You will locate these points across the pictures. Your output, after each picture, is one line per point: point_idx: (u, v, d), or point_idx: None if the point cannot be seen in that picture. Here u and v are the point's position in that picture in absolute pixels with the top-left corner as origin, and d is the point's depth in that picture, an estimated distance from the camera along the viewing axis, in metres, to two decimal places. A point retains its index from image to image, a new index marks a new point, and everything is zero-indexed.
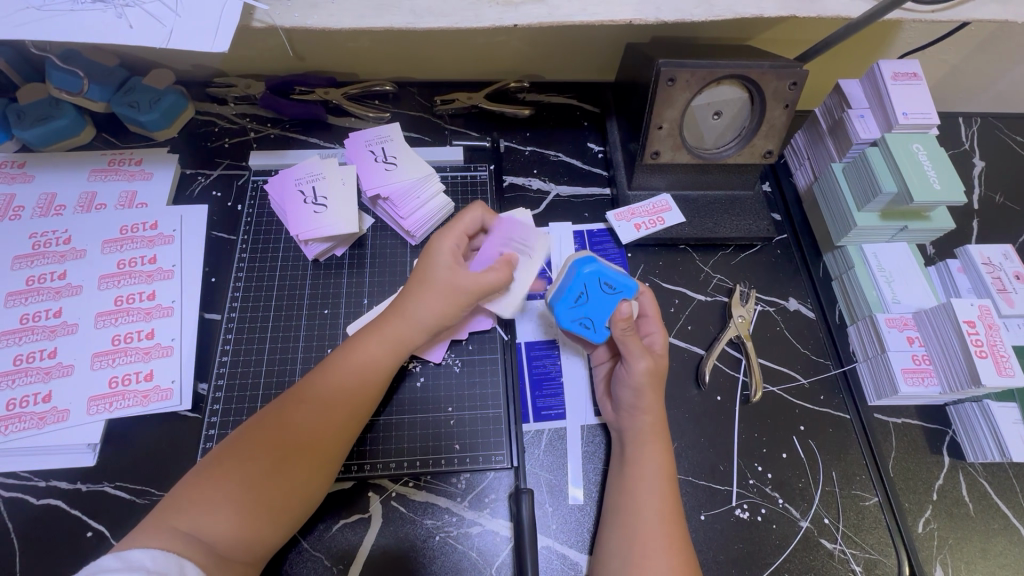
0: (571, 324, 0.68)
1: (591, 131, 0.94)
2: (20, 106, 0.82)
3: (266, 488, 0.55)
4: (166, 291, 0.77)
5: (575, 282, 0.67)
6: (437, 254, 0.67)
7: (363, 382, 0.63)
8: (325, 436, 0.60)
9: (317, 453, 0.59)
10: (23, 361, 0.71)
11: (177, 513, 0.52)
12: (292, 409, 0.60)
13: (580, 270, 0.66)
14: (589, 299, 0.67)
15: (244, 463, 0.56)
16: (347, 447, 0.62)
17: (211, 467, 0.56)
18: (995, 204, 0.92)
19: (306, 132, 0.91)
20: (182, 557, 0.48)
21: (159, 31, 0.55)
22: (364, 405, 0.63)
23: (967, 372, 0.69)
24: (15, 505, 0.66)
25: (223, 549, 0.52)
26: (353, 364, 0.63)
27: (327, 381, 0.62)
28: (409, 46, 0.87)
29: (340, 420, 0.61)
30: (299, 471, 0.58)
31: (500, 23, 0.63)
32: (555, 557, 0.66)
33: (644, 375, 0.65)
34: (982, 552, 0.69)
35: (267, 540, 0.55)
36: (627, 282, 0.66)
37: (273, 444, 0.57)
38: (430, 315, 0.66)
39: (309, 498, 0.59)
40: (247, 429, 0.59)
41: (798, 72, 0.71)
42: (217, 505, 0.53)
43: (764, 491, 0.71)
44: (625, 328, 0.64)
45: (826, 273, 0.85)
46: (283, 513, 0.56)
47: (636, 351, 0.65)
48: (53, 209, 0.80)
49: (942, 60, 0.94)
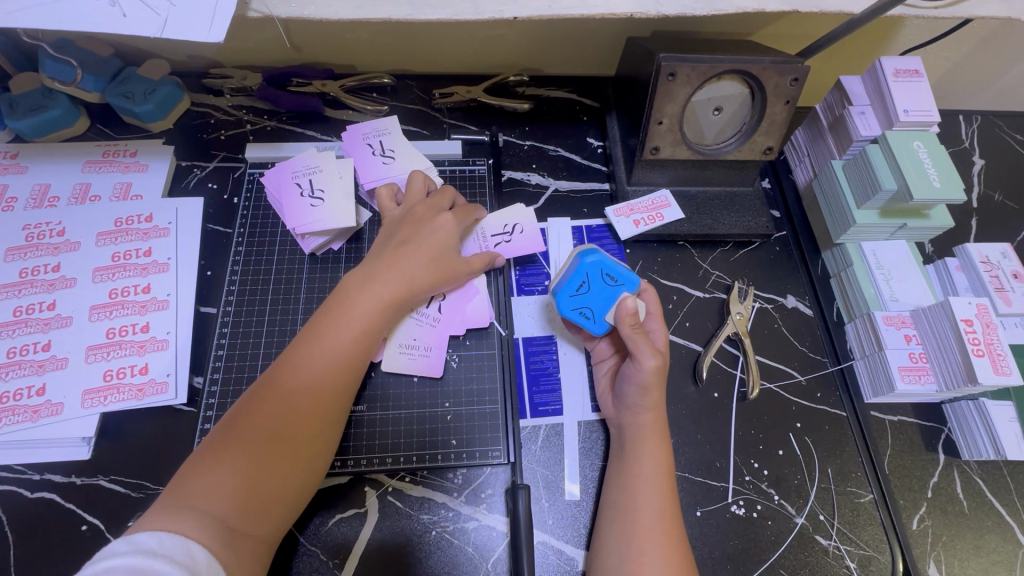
0: (570, 313, 0.70)
1: (590, 126, 0.93)
2: (13, 96, 0.81)
3: (275, 459, 0.55)
4: (162, 284, 0.76)
5: (576, 273, 0.69)
6: (440, 225, 0.72)
7: (353, 344, 0.62)
8: (322, 402, 0.59)
9: (316, 416, 0.59)
10: (17, 353, 0.71)
11: (185, 491, 0.51)
12: (286, 374, 0.59)
13: (584, 260, 0.69)
14: (590, 289, 0.69)
15: (249, 435, 0.55)
16: (341, 409, 0.61)
17: (215, 444, 0.55)
18: (994, 202, 0.92)
19: (302, 125, 0.90)
20: (190, 538, 0.48)
21: (153, 20, 0.54)
22: (355, 365, 0.62)
23: (964, 370, 0.69)
24: (9, 499, 0.65)
25: (234, 523, 0.51)
26: (346, 327, 0.63)
27: (318, 348, 0.61)
28: (407, 38, 0.86)
29: (334, 384, 0.60)
30: (302, 436, 0.58)
31: (499, 16, 0.62)
32: (551, 552, 0.66)
33: (652, 374, 0.65)
34: (975, 549, 0.70)
35: (274, 517, 0.55)
36: (630, 275, 0.68)
37: (274, 412, 0.57)
38: (421, 278, 0.68)
39: (313, 465, 0.59)
40: (244, 403, 0.58)
41: (799, 68, 0.71)
42: (231, 477, 0.53)
43: (760, 488, 0.71)
44: (633, 326, 0.65)
45: (824, 270, 0.85)
46: (287, 486, 0.56)
47: (644, 349, 0.64)
48: (46, 200, 0.79)
49: (943, 58, 0.94)
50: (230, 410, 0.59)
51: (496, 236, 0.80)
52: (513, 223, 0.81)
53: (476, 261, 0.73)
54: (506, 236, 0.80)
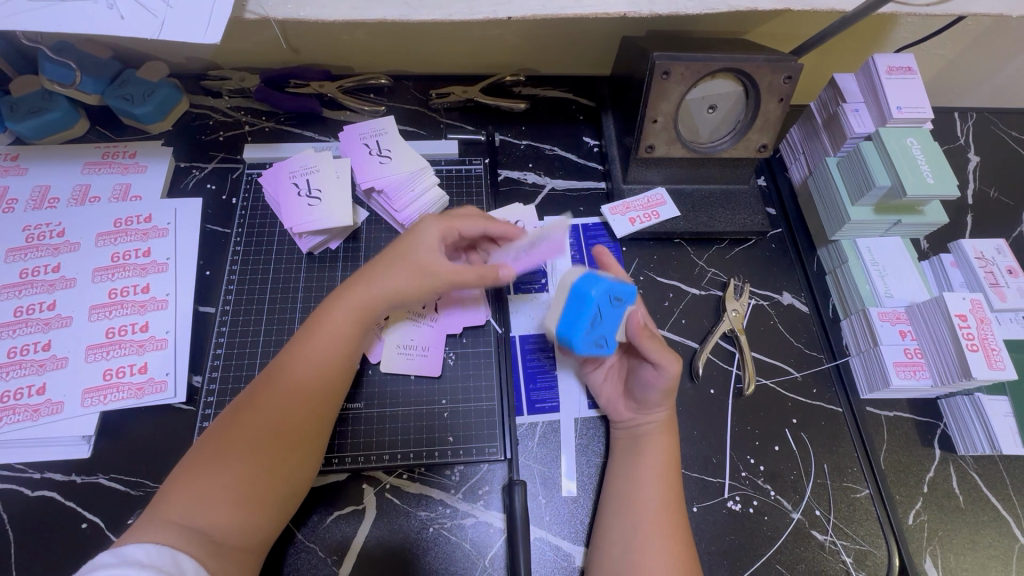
0: (584, 347, 0.66)
1: (586, 125, 0.93)
2: (14, 98, 0.82)
3: (255, 473, 0.56)
4: (161, 283, 0.77)
5: (586, 305, 0.65)
6: (419, 234, 0.68)
7: (332, 356, 0.63)
8: (301, 415, 0.60)
9: (296, 429, 0.59)
10: (18, 352, 0.71)
11: (168, 506, 0.52)
12: (264, 389, 0.60)
13: (590, 293, 0.65)
14: (601, 320, 0.65)
15: (228, 449, 0.56)
16: (323, 421, 0.62)
17: (195, 460, 0.56)
18: (990, 198, 0.92)
19: (300, 126, 0.90)
20: (174, 550, 0.48)
21: (150, 22, 0.54)
22: (334, 377, 0.63)
23: (958, 365, 0.69)
24: (10, 497, 0.66)
25: (217, 536, 0.52)
26: (322, 340, 0.63)
27: (295, 363, 0.62)
28: (403, 38, 0.87)
29: (313, 396, 0.61)
30: (283, 449, 0.58)
31: (494, 15, 0.63)
32: (548, 548, 0.67)
33: (675, 379, 0.66)
34: (971, 543, 0.70)
35: (260, 528, 0.55)
36: (631, 289, 0.66)
37: (252, 426, 0.57)
38: (391, 287, 0.66)
39: (297, 476, 0.59)
40: (224, 420, 0.59)
41: (792, 66, 0.71)
42: (211, 492, 0.53)
43: (756, 484, 0.71)
44: (651, 335, 0.67)
45: (819, 267, 0.85)
46: (272, 497, 0.56)
47: (668, 357, 0.66)
48: (46, 201, 0.80)
49: (938, 55, 0.94)
50: (211, 427, 0.59)
51: (515, 249, 0.71)
52: (536, 234, 0.70)
53: (465, 273, 0.67)
54: (525, 248, 0.70)
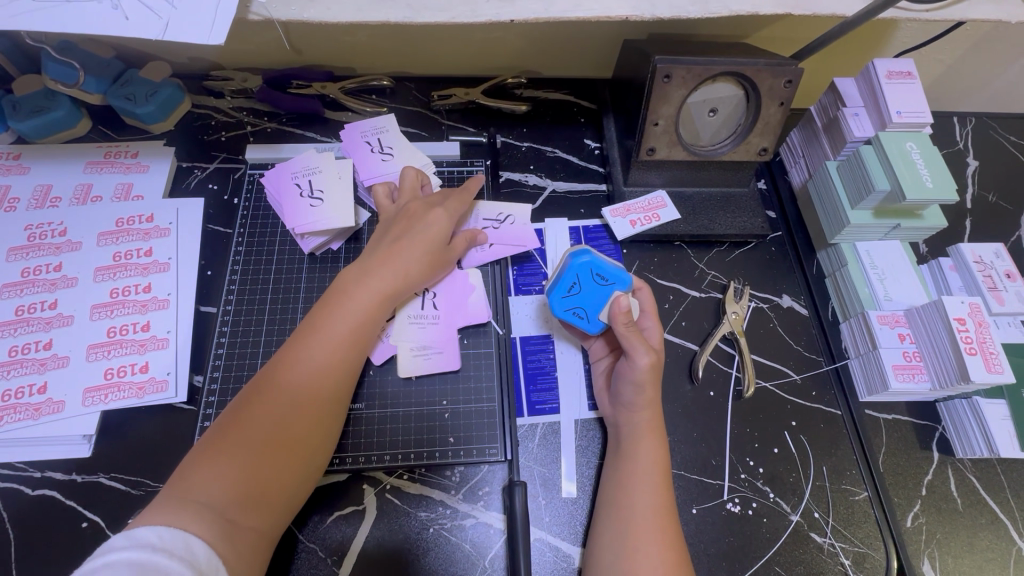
0: (563, 313, 0.71)
1: (587, 128, 0.94)
2: (15, 98, 0.82)
3: (271, 445, 0.56)
4: (162, 283, 0.77)
5: (568, 275, 0.69)
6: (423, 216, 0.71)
7: (351, 332, 0.64)
8: (319, 391, 0.61)
9: (313, 406, 0.60)
10: (19, 352, 0.71)
11: (187, 483, 0.52)
12: (285, 368, 0.60)
13: (574, 262, 0.69)
14: (582, 289, 0.70)
15: (247, 428, 0.56)
16: (339, 398, 0.63)
17: (215, 440, 0.56)
18: (988, 203, 0.93)
19: (302, 126, 0.91)
20: (188, 533, 0.48)
21: (154, 23, 0.54)
22: (352, 354, 0.64)
23: (957, 369, 0.70)
24: (10, 496, 0.66)
25: (235, 515, 0.52)
26: (342, 321, 0.64)
27: (317, 342, 0.62)
28: (405, 40, 0.87)
29: (332, 374, 0.62)
30: (298, 427, 0.59)
31: (497, 18, 0.63)
32: (548, 549, 0.67)
33: (647, 371, 0.65)
34: (968, 546, 0.70)
35: (275, 507, 0.56)
36: (618, 273, 0.68)
37: (272, 406, 0.58)
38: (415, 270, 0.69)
39: (312, 453, 0.60)
40: (242, 399, 0.59)
41: (793, 70, 0.72)
42: (229, 472, 0.54)
43: (755, 485, 0.72)
44: (626, 323, 0.65)
45: (819, 270, 0.85)
46: (288, 476, 0.57)
47: (638, 346, 0.65)
48: (48, 201, 0.80)
49: (937, 60, 0.95)
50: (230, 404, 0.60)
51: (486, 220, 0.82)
52: (505, 213, 0.83)
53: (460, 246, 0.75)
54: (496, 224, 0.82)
